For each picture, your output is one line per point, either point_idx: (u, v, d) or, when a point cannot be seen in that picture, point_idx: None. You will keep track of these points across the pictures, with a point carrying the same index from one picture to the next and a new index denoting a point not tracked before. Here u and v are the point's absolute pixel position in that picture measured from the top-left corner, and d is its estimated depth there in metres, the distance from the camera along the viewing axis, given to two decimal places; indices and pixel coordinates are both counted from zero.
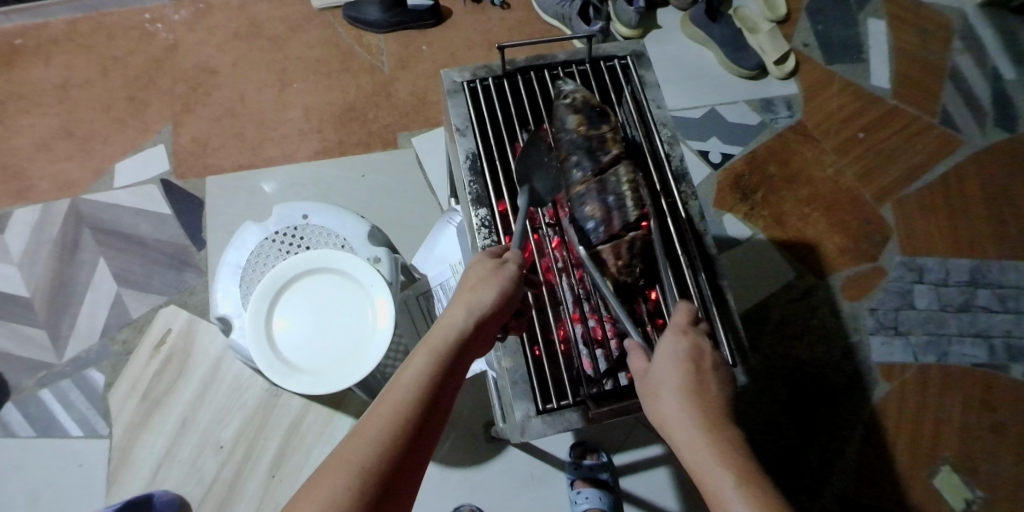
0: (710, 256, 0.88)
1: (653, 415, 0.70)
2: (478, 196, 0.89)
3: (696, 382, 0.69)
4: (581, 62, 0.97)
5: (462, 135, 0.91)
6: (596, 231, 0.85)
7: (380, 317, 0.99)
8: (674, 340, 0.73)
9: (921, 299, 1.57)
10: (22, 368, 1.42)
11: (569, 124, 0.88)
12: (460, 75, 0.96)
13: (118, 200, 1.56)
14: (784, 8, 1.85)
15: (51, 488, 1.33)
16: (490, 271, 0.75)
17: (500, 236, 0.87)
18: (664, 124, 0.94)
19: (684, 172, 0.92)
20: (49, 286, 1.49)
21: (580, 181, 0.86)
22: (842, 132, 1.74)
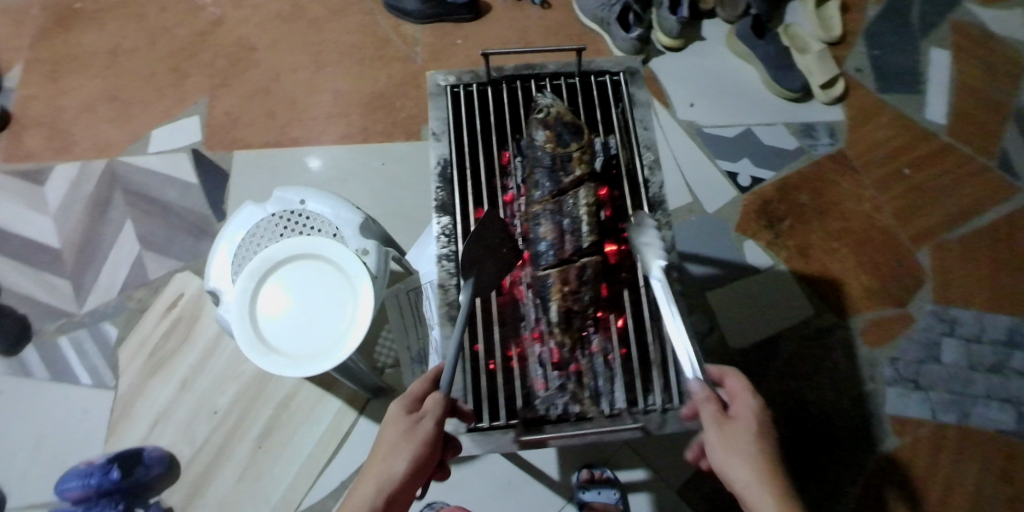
0: (675, 291, 0.85)
1: (722, 470, 0.71)
2: (443, 203, 0.90)
3: (768, 451, 0.71)
4: (570, 75, 0.96)
5: (436, 140, 0.92)
6: (547, 254, 0.83)
7: (362, 308, 0.99)
8: (746, 405, 0.75)
9: (949, 354, 1.46)
10: (44, 314, 1.50)
11: (539, 140, 0.85)
12: (446, 79, 0.97)
13: (150, 165, 1.63)
14: (839, 29, 1.75)
15: (56, 430, 1.40)
16: (404, 431, 0.74)
17: (459, 247, 0.88)
18: (648, 147, 0.92)
19: (660, 200, 0.89)
20: (79, 239, 1.57)
21: (539, 200, 0.86)
22: (884, 166, 1.64)
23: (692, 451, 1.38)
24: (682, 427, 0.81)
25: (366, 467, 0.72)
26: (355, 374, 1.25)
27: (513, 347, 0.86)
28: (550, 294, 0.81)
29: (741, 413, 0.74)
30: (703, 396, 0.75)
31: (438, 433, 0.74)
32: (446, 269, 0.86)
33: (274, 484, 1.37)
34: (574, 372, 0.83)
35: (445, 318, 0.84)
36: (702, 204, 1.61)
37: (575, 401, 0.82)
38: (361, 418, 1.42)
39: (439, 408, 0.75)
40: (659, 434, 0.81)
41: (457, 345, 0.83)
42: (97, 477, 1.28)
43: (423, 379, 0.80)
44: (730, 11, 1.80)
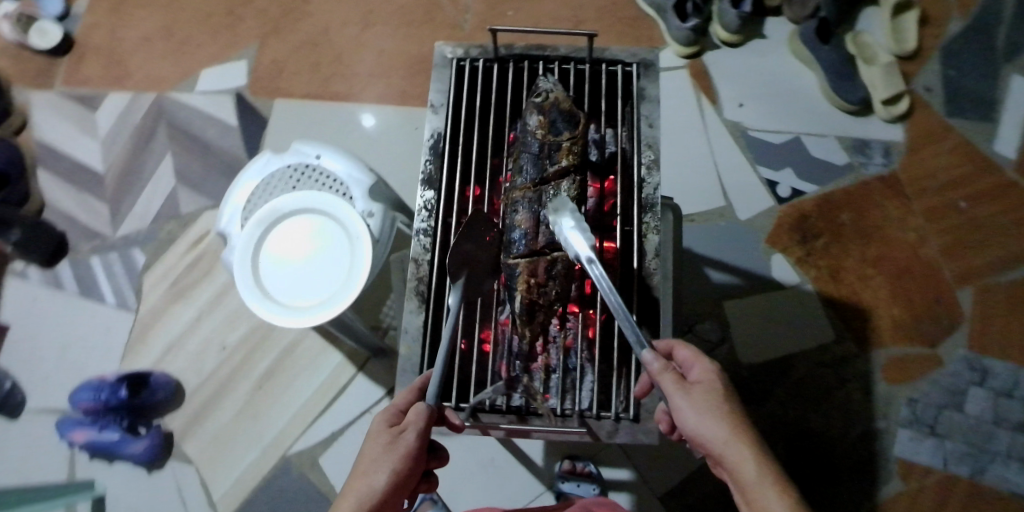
0: (651, 300, 0.81)
1: (696, 434, 0.68)
2: (429, 177, 0.86)
3: (735, 409, 0.69)
4: (581, 61, 0.91)
5: (432, 113, 0.88)
6: (518, 242, 0.80)
7: (356, 269, 1.00)
8: (706, 367, 0.73)
9: (974, 404, 1.37)
10: (81, 233, 1.59)
11: (530, 125, 0.83)
12: (454, 51, 0.93)
13: (195, 103, 1.68)
14: (913, 42, 1.62)
15: (80, 343, 1.49)
16: (384, 445, 0.70)
17: (438, 224, 0.84)
18: (649, 145, 0.86)
19: (652, 202, 0.84)
20: (123, 167, 1.65)
21: (520, 187, 0.83)
22: (939, 195, 1.52)
23: (682, 460, 1.34)
24: (632, 439, 0.77)
25: (347, 484, 0.69)
26: (353, 332, 1.27)
27: (489, 329, 0.84)
28: (516, 284, 0.78)
29: (703, 377, 0.72)
30: (659, 367, 0.71)
31: (420, 447, 0.70)
32: (422, 244, 0.84)
33: (268, 425, 1.42)
34: (538, 369, 0.83)
35: (413, 292, 0.82)
36: (735, 210, 1.54)
37: (529, 397, 0.79)
38: (358, 375, 1.45)
39: (421, 420, 0.70)
40: (608, 442, 0.77)
41: (420, 321, 0.81)
42: (106, 394, 1.39)
43: (407, 390, 0.75)
44: (798, 10, 1.67)
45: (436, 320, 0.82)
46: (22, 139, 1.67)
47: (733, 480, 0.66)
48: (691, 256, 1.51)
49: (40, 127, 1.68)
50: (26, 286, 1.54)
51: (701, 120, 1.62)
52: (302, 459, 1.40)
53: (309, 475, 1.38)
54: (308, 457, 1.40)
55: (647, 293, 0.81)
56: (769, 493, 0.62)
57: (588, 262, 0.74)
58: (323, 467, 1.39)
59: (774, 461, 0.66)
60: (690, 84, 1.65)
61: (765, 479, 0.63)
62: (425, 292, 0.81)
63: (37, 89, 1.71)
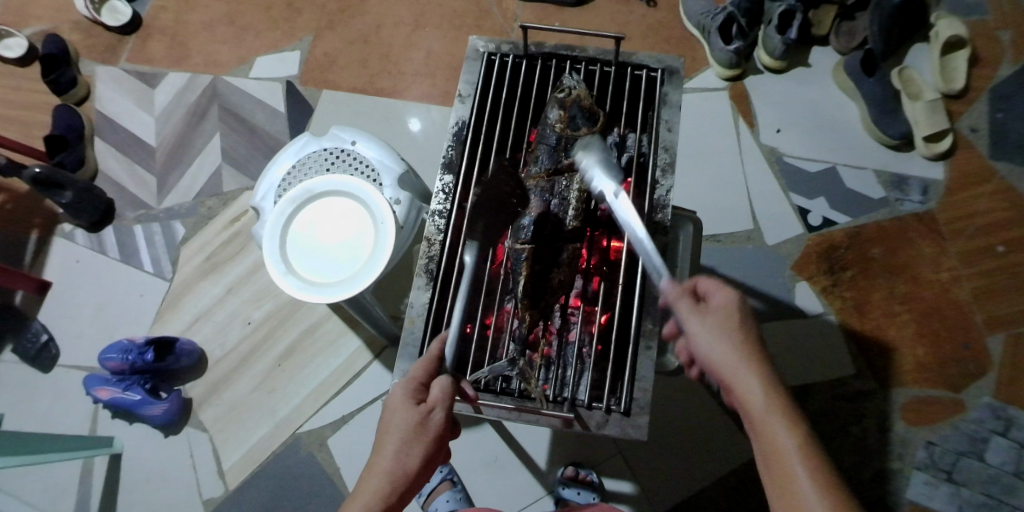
0: (654, 297, 0.82)
1: (706, 354, 0.70)
2: (450, 162, 0.89)
3: (749, 334, 0.70)
4: (606, 64, 0.92)
5: (459, 101, 0.91)
6: (528, 227, 0.83)
7: (378, 252, 1.03)
8: (727, 296, 0.73)
9: (995, 454, 1.32)
10: (129, 201, 1.67)
11: (550, 119, 0.86)
12: (485, 46, 0.95)
13: (248, 88, 1.75)
14: (962, 82, 1.59)
15: (116, 305, 1.56)
16: (414, 427, 0.69)
17: (454, 208, 0.87)
18: (666, 149, 0.87)
19: (664, 204, 0.85)
20: (174, 143, 1.73)
21: (534, 176, 0.86)
22: (976, 238, 1.48)
23: (686, 480, 1.32)
24: (621, 432, 0.76)
25: (374, 454, 0.69)
26: (373, 319, 1.29)
27: (492, 315, 0.84)
28: (520, 269, 0.82)
29: (724, 304, 0.73)
30: (675, 294, 0.74)
31: (447, 425, 0.71)
32: (436, 225, 0.86)
33: (283, 401, 1.46)
34: (536, 359, 0.83)
35: (422, 269, 0.84)
36: (763, 234, 1.53)
37: (523, 379, 0.80)
38: (374, 362, 1.48)
39: (447, 398, 0.71)
40: (597, 433, 0.76)
41: (426, 297, 0.83)
42: (134, 355, 1.42)
43: (424, 361, 0.74)
44: (845, 41, 1.66)
45: (441, 297, 0.84)
46: (84, 109, 1.76)
47: (738, 401, 0.68)
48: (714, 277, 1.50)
49: (101, 99, 1.77)
50: (72, 248, 1.62)
51: (738, 143, 1.62)
52: (311, 438, 1.43)
53: (317, 455, 1.42)
54: (317, 437, 1.43)
55: (650, 290, 0.82)
56: (775, 419, 0.64)
57: (613, 196, 0.78)
58: (331, 449, 1.42)
59: (783, 391, 0.67)
60: (729, 107, 1.65)
61: (770, 405, 0.65)
62: (434, 271, 0.84)
63: (103, 63, 1.81)
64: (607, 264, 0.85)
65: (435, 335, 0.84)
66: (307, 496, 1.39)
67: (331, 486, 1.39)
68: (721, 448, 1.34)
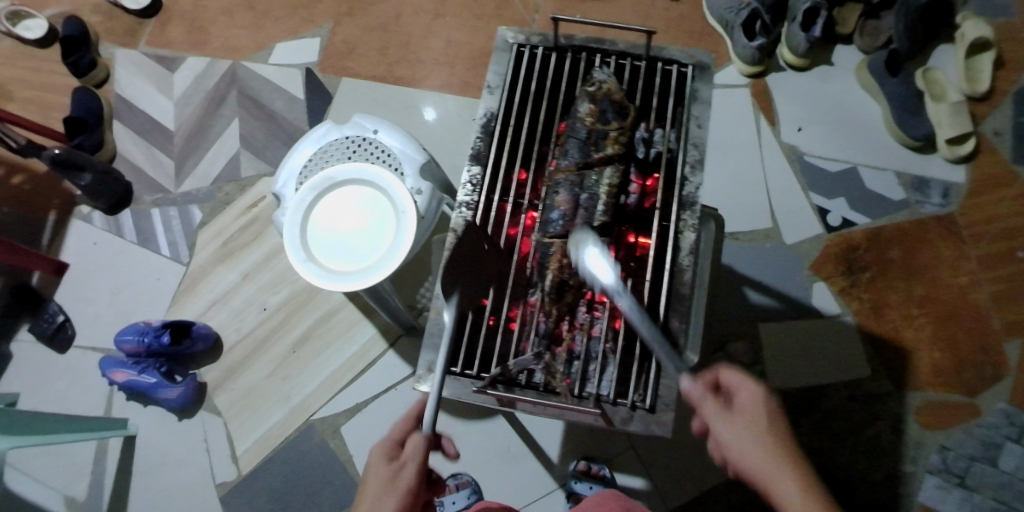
0: (680, 295, 0.81)
1: (739, 460, 0.68)
2: (478, 153, 0.89)
3: (782, 435, 0.68)
4: (637, 58, 0.92)
5: (488, 92, 0.90)
6: (556, 222, 0.82)
7: (398, 241, 1.03)
8: (753, 391, 0.71)
9: (1010, 461, 1.31)
10: (147, 184, 1.68)
11: (581, 112, 0.85)
12: (515, 37, 0.94)
13: (267, 74, 1.75)
14: (987, 84, 1.56)
15: (133, 287, 1.58)
16: (386, 482, 0.67)
17: (481, 199, 0.86)
18: (696, 145, 0.86)
19: (692, 200, 0.84)
20: (192, 127, 1.73)
21: (564, 169, 0.85)
22: (997, 243, 1.47)
23: (697, 478, 1.32)
24: (645, 429, 0.77)
25: None
26: (390, 308, 1.30)
27: (517, 308, 0.83)
28: (549, 263, 0.81)
29: (750, 403, 0.71)
30: (698, 394, 0.72)
31: (421, 479, 0.69)
32: (463, 216, 0.86)
33: (297, 388, 1.47)
34: (559, 354, 0.81)
35: None
36: (781, 233, 1.52)
37: (548, 374, 0.80)
38: (389, 351, 1.48)
39: (420, 451, 0.70)
40: (621, 429, 0.77)
41: None
42: (150, 337, 1.44)
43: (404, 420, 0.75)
44: (869, 40, 1.63)
45: None
46: (103, 92, 1.77)
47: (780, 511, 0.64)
48: (731, 274, 1.49)
49: (120, 82, 1.77)
50: (89, 230, 1.63)
51: (758, 141, 1.60)
52: (324, 425, 1.44)
53: (330, 442, 1.43)
54: (330, 424, 1.44)
55: (676, 287, 0.82)
56: None
57: (615, 294, 0.74)
58: (344, 436, 1.43)
59: (824, 495, 0.63)
60: (749, 103, 1.64)
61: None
62: None
63: (122, 46, 1.81)
64: (633, 260, 0.85)
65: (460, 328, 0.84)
66: (319, 482, 1.41)
67: (343, 474, 1.41)
68: None
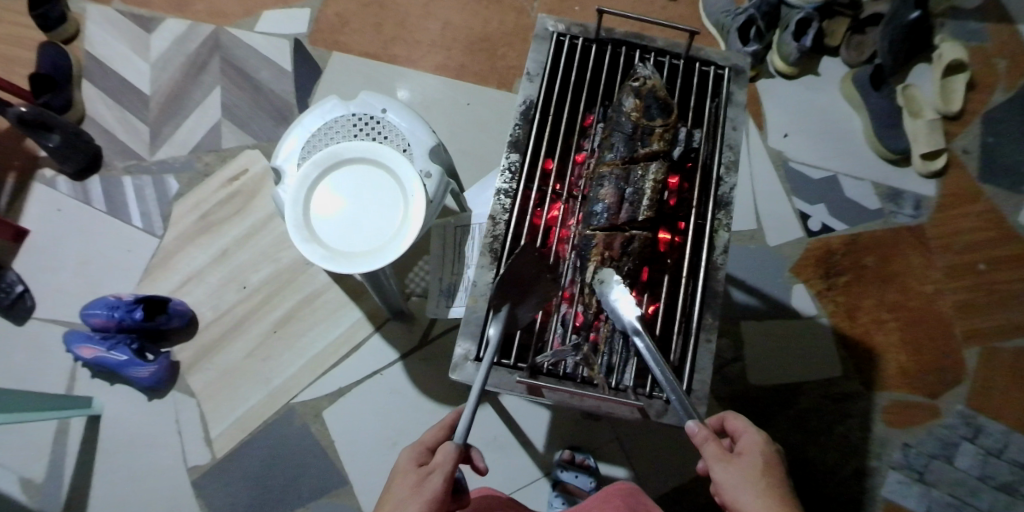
0: (714, 291, 0.84)
1: (736, 503, 0.70)
2: (516, 141, 0.89)
3: (777, 483, 0.72)
4: (676, 56, 0.94)
5: (528, 80, 0.90)
6: (600, 215, 0.85)
7: (410, 221, 1.02)
8: (752, 438, 0.77)
9: (963, 459, 1.41)
10: (118, 150, 1.58)
11: (626, 107, 0.88)
12: (555, 25, 0.94)
13: (254, 43, 1.68)
14: (960, 104, 1.64)
15: (101, 258, 1.49)
16: (413, 485, 0.75)
17: (519, 187, 0.87)
18: (731, 146, 0.89)
19: (727, 200, 0.87)
20: (169, 93, 1.64)
21: (609, 162, 0.88)
22: (962, 254, 1.56)
23: (678, 469, 1.36)
24: (681, 422, 0.78)
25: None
26: (384, 291, 1.28)
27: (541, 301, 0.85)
28: (590, 255, 0.84)
29: (749, 449, 0.75)
30: (703, 436, 0.73)
31: (446, 489, 0.75)
32: (502, 204, 0.86)
33: (278, 370, 1.43)
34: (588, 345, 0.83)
35: (486, 248, 0.84)
36: (765, 235, 1.57)
37: (584, 365, 0.81)
38: (375, 334, 1.45)
39: (447, 462, 0.75)
40: (657, 422, 0.79)
41: (489, 276, 0.83)
42: (122, 312, 1.37)
43: (436, 429, 0.84)
44: (854, 54, 1.70)
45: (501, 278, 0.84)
46: (72, 48, 1.65)
47: None
48: None
49: (91, 40, 1.66)
50: (52, 195, 1.53)
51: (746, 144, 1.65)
52: (306, 409, 1.40)
53: (311, 426, 1.39)
54: (312, 409, 1.40)
55: (711, 283, 0.84)
56: None
57: (633, 332, 0.79)
58: (326, 420, 1.40)
59: None
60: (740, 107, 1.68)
61: None
62: (498, 250, 0.84)
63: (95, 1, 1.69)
64: (670, 257, 0.87)
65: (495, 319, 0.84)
66: (300, 466, 1.37)
67: (325, 458, 1.38)
68: None
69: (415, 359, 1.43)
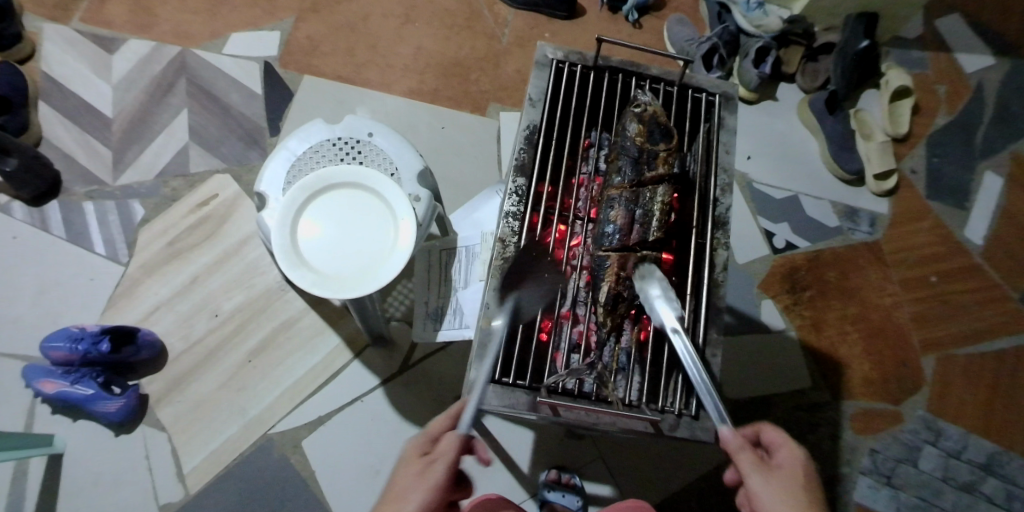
0: (717, 307, 0.92)
1: None
2: (522, 164, 0.96)
3: (815, 499, 0.77)
4: (670, 83, 1.04)
5: (531, 105, 0.98)
6: (611, 236, 0.93)
7: (402, 237, 1.01)
8: (791, 452, 0.81)
9: (927, 462, 1.48)
10: (79, 175, 1.51)
11: (630, 132, 0.96)
12: (554, 53, 1.03)
13: (222, 66, 1.65)
14: (907, 127, 1.76)
15: (60, 289, 1.42)
16: (419, 472, 0.77)
17: (527, 209, 0.95)
18: (725, 170, 0.99)
19: (724, 221, 0.96)
20: (133, 116, 1.59)
21: (618, 186, 0.95)
22: (914, 268, 1.66)
23: (662, 484, 1.38)
24: (691, 435, 0.87)
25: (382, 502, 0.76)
26: (367, 316, 1.26)
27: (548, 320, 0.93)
28: (605, 275, 0.91)
29: (788, 463, 0.80)
30: (737, 445, 0.80)
31: (450, 476, 0.77)
32: (510, 227, 0.93)
33: (253, 400, 1.38)
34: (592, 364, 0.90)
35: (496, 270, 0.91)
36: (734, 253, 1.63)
37: (599, 383, 0.89)
38: (355, 361, 1.42)
39: (450, 449, 0.78)
40: (670, 436, 0.87)
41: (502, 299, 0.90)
42: (86, 344, 1.29)
43: (440, 419, 0.85)
44: (809, 80, 1.80)
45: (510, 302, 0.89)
46: (28, 69, 1.59)
47: None
48: None
49: (49, 61, 1.60)
50: (8, 223, 1.45)
51: None
52: (284, 439, 1.36)
53: (289, 457, 1.35)
54: (290, 438, 1.36)
55: (714, 301, 0.92)
56: None
57: (673, 331, 0.86)
58: (305, 451, 1.36)
59: None
60: None
61: None
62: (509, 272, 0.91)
63: (52, 21, 1.64)
64: (674, 275, 0.96)
65: (506, 345, 0.91)
66: (278, 500, 1.32)
67: (305, 490, 1.33)
68: (693, 452, 1.41)
69: (396, 385, 1.41)
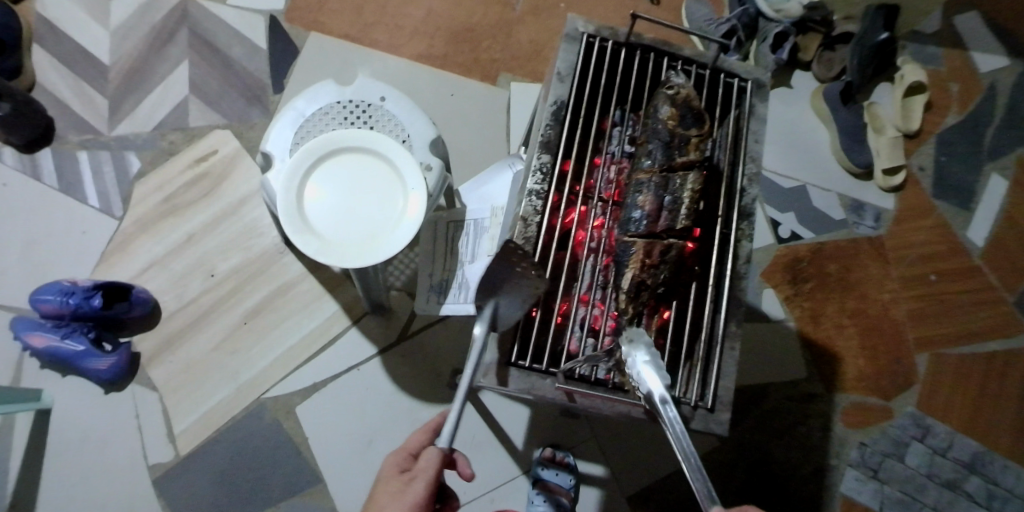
0: (737, 300, 0.93)
1: None
2: (548, 141, 0.94)
3: None
4: (702, 66, 1.02)
5: (559, 80, 0.95)
6: (637, 222, 0.90)
7: (410, 208, 0.98)
8: None
9: (913, 457, 1.51)
10: (72, 123, 1.46)
11: (661, 115, 0.93)
12: (584, 27, 0.99)
13: (225, 17, 1.58)
14: (918, 123, 1.75)
15: (52, 240, 1.38)
16: (397, 492, 0.79)
17: (550, 188, 0.92)
18: (754, 159, 0.98)
19: (750, 211, 0.96)
20: (130, 64, 1.53)
21: (646, 170, 0.93)
22: (915, 266, 1.66)
23: (653, 467, 1.39)
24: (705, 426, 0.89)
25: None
26: (368, 285, 1.24)
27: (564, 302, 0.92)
28: (628, 262, 0.88)
29: None
30: None
31: (429, 492, 0.78)
32: (533, 206, 0.91)
33: (247, 363, 1.36)
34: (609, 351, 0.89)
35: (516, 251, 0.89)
36: None
37: (615, 370, 0.88)
38: (352, 328, 1.41)
39: (428, 466, 0.78)
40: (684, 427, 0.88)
41: None
42: (78, 299, 1.26)
43: (420, 435, 0.89)
44: (824, 69, 1.77)
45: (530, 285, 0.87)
46: (21, 9, 1.52)
47: None
48: None
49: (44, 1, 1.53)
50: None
51: None
52: (277, 405, 1.35)
53: (283, 422, 1.34)
54: (284, 404, 1.35)
55: (737, 293, 0.93)
56: None
57: (662, 401, 0.78)
58: (298, 417, 1.35)
59: None
60: None
61: None
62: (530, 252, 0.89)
63: None
64: (696, 265, 0.94)
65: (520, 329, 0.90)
66: (270, 465, 1.32)
67: (297, 456, 1.33)
68: None
69: (393, 356, 1.40)
